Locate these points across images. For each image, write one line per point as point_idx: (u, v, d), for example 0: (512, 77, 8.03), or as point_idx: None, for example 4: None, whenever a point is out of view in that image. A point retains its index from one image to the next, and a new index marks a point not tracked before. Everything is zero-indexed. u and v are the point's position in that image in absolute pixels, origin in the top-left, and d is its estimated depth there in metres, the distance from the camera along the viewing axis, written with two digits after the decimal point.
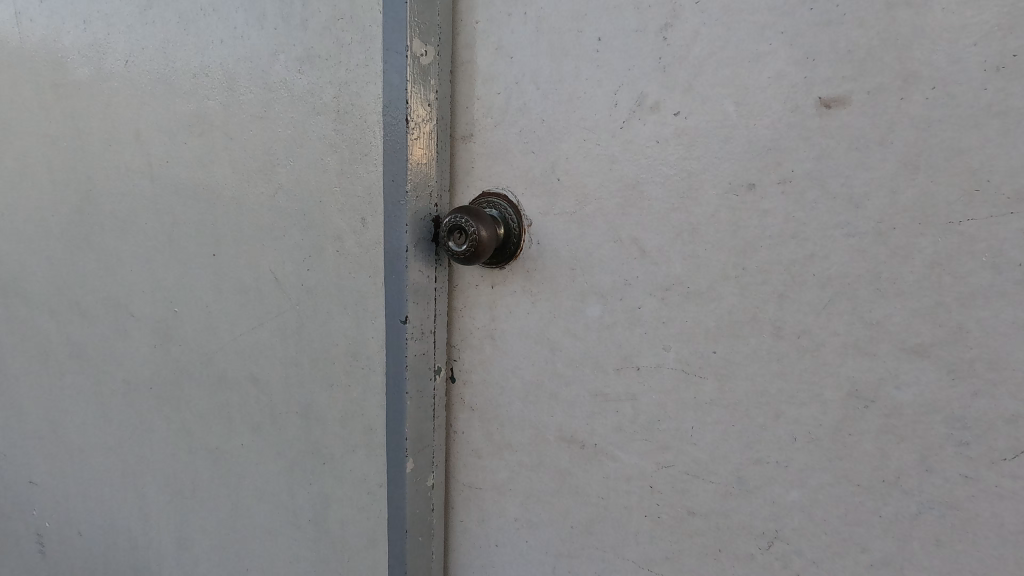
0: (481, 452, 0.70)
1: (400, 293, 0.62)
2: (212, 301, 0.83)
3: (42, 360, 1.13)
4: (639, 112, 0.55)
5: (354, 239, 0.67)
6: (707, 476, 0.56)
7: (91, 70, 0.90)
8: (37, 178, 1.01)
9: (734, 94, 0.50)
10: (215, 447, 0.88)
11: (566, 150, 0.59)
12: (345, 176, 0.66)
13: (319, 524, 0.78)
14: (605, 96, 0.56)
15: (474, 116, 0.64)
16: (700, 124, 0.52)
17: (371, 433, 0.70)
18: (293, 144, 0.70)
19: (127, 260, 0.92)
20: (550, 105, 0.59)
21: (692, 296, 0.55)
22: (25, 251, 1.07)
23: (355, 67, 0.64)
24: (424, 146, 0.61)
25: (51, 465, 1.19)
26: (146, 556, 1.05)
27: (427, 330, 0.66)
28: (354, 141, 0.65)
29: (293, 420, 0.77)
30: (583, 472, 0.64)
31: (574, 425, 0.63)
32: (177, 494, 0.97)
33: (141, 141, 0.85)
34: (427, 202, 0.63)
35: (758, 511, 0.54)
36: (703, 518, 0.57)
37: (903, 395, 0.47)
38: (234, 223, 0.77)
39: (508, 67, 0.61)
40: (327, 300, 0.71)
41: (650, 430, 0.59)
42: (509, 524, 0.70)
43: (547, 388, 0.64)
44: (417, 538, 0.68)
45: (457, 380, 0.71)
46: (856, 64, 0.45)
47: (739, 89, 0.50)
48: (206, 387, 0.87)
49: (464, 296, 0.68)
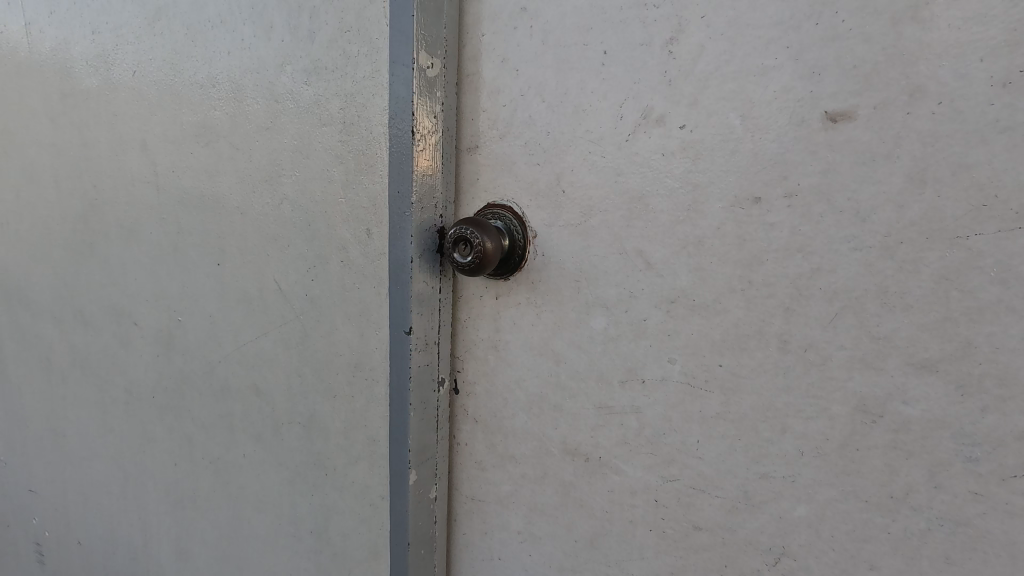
0: (484, 463, 0.70)
1: (405, 303, 0.62)
2: (216, 310, 0.83)
3: (44, 368, 1.12)
4: (645, 125, 0.55)
5: (358, 249, 0.67)
6: (713, 490, 0.56)
7: (99, 80, 0.90)
8: (44, 186, 1.02)
9: (740, 107, 0.50)
10: (216, 457, 0.88)
11: (572, 163, 0.59)
12: (350, 187, 0.67)
13: (320, 535, 0.77)
14: (610, 109, 0.56)
15: (479, 128, 0.64)
16: (707, 137, 0.52)
17: (373, 444, 0.70)
18: (299, 154, 0.70)
19: (131, 268, 0.93)
20: (556, 117, 0.59)
21: (698, 308, 0.54)
22: (29, 259, 1.08)
23: (360, 78, 0.64)
24: (430, 157, 0.62)
25: (52, 473, 1.19)
26: (146, 566, 1.05)
27: (431, 341, 0.65)
28: (359, 152, 0.65)
29: (295, 430, 0.77)
30: (587, 485, 0.63)
31: (578, 438, 0.63)
32: (179, 503, 0.96)
33: (147, 151, 0.86)
34: (432, 213, 0.63)
35: (764, 526, 0.54)
36: (709, 533, 0.57)
37: (912, 411, 0.46)
38: (239, 232, 0.78)
39: (514, 80, 0.61)
40: (331, 310, 0.70)
41: (656, 444, 0.58)
42: (512, 537, 0.69)
43: (552, 400, 0.64)
44: (420, 551, 0.68)
45: (461, 391, 0.70)
46: (863, 79, 0.45)
47: (745, 102, 0.50)
48: (209, 396, 0.87)
49: (469, 307, 0.68)
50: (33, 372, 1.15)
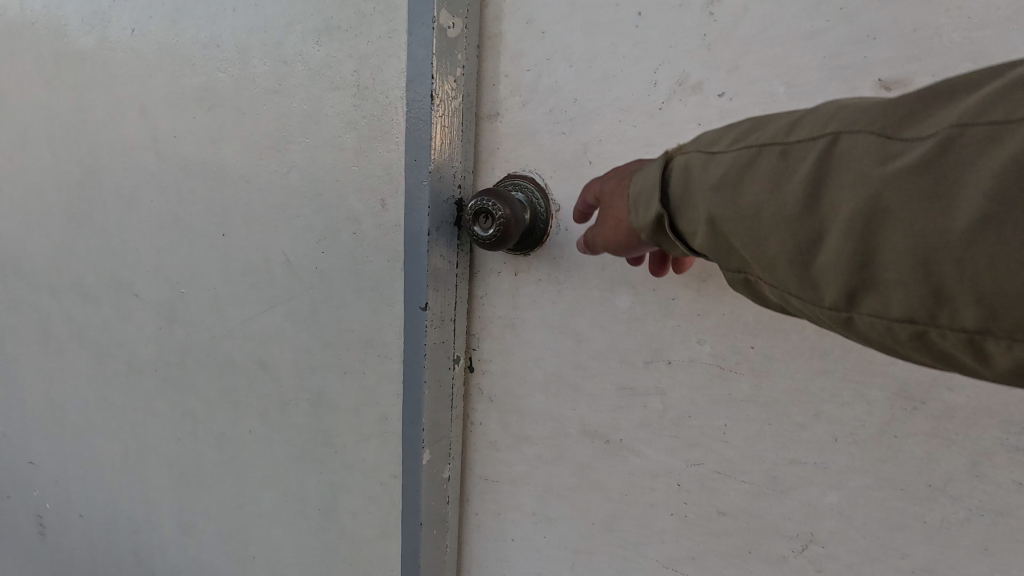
0: (498, 444, 0.68)
1: (420, 278, 0.60)
2: (220, 283, 0.80)
3: (41, 339, 1.10)
4: (680, 93, 0.52)
5: (372, 221, 0.64)
6: (739, 475, 0.54)
7: (93, 39, 0.86)
8: (38, 151, 0.98)
9: (784, 73, 0.47)
10: (221, 432, 0.86)
11: (601, 133, 0.56)
12: (363, 155, 0.63)
13: (328, 514, 0.76)
14: (643, 74, 0.53)
15: (500, 94, 0.61)
16: (748, 106, 0.49)
17: (385, 422, 0.68)
18: (308, 119, 0.67)
19: (131, 238, 0.90)
20: (584, 83, 0.56)
21: (730, 288, 0.52)
22: (23, 227, 1.04)
23: (376, 40, 0.60)
24: (448, 123, 0.58)
25: (52, 446, 1.17)
26: (149, 541, 1.04)
27: (447, 318, 0.63)
28: (375, 119, 0.62)
29: (303, 406, 0.75)
30: (606, 467, 0.62)
31: (598, 419, 0.61)
32: (182, 478, 0.95)
33: (147, 114, 0.82)
34: (450, 183, 0.60)
35: (792, 512, 0.52)
36: (732, 519, 0.55)
37: (956, 397, 0.45)
38: (245, 201, 0.74)
39: (539, 42, 0.58)
40: (342, 284, 0.68)
41: (679, 426, 0.57)
42: (526, 518, 0.68)
43: (571, 381, 0.62)
44: (431, 530, 0.67)
45: (475, 369, 0.68)
46: (922, 44, 0.43)
47: (791, 68, 0.47)
48: (213, 370, 0.84)
49: (485, 284, 0.65)
50: (30, 345, 1.13)
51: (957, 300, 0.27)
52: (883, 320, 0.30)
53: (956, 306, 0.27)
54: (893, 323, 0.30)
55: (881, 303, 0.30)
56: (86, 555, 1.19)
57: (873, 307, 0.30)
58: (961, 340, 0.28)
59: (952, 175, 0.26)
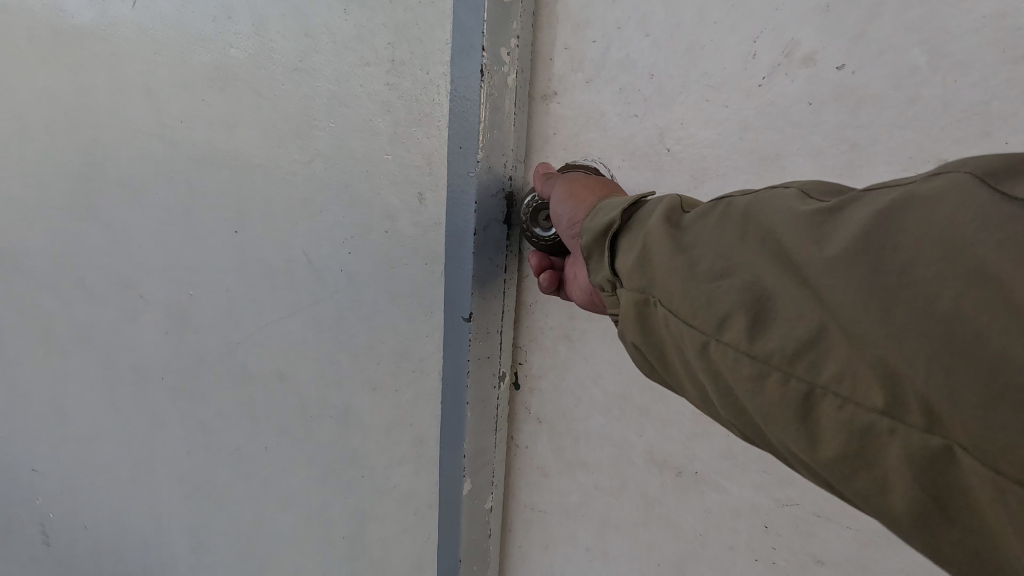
0: (549, 470, 0.60)
1: (464, 284, 0.52)
2: (235, 285, 0.72)
3: (43, 340, 1.03)
4: (786, 67, 0.43)
5: (409, 219, 0.56)
6: (843, 520, 0.46)
7: (95, 14, 0.78)
8: (37, 137, 0.90)
9: (927, 39, 0.39)
10: (236, 447, 0.79)
11: (682, 115, 0.47)
12: (399, 142, 0.55)
13: (355, 541, 0.68)
14: (739, 45, 0.44)
15: (559, 70, 0.52)
16: (875, 81, 0.40)
17: (421, 445, 0.60)
18: (335, 101, 0.58)
19: (137, 234, 0.82)
20: (663, 58, 0.47)
21: None
22: (22, 219, 0.97)
23: (416, 7, 0.52)
24: (501, 105, 0.50)
25: (56, 453, 1.11)
26: (160, 557, 0.97)
27: (494, 330, 0.55)
28: (412, 100, 0.54)
29: (326, 424, 0.67)
30: (676, 502, 0.54)
31: (668, 447, 0.53)
32: (194, 494, 0.88)
33: (154, 97, 0.74)
34: (502, 174, 0.52)
35: (910, 567, 0.44)
36: (832, 569, 0.47)
37: None
38: (262, 195, 0.66)
39: (609, 9, 0.49)
40: (372, 289, 0.60)
41: (768, 460, 0.48)
42: (580, 553, 0.60)
43: (637, 402, 0.54)
44: (471, 567, 0.59)
45: (522, 387, 0.60)
46: None
47: (938, 32, 0.38)
48: (227, 379, 0.77)
49: (536, 292, 0.57)
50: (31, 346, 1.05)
51: (865, 394, 0.24)
52: (776, 375, 0.27)
53: (865, 403, 0.24)
54: (788, 392, 0.27)
55: (776, 347, 0.27)
56: (93, 567, 1.13)
57: (777, 359, 0.27)
58: (870, 424, 0.24)
59: (877, 261, 0.24)
